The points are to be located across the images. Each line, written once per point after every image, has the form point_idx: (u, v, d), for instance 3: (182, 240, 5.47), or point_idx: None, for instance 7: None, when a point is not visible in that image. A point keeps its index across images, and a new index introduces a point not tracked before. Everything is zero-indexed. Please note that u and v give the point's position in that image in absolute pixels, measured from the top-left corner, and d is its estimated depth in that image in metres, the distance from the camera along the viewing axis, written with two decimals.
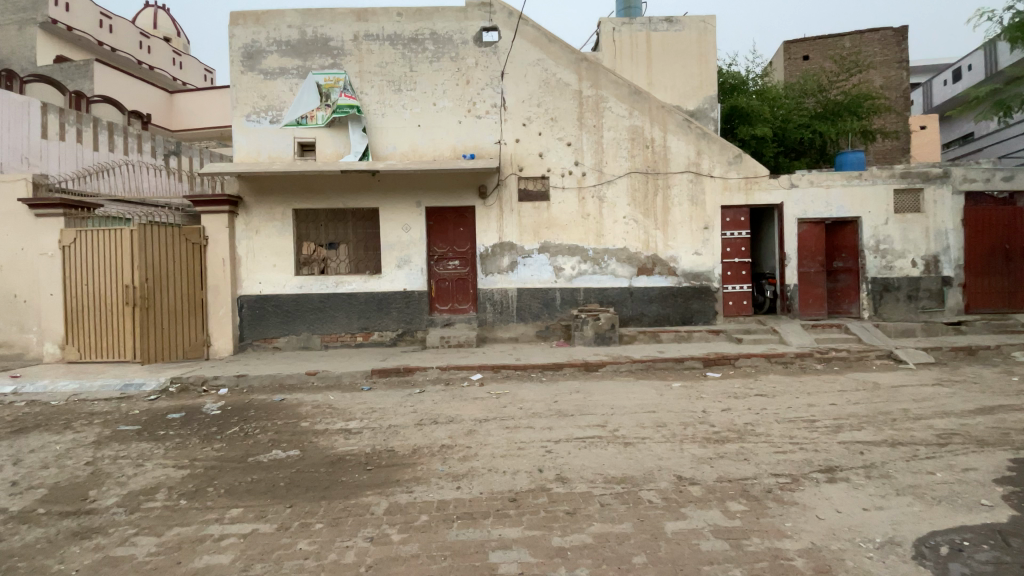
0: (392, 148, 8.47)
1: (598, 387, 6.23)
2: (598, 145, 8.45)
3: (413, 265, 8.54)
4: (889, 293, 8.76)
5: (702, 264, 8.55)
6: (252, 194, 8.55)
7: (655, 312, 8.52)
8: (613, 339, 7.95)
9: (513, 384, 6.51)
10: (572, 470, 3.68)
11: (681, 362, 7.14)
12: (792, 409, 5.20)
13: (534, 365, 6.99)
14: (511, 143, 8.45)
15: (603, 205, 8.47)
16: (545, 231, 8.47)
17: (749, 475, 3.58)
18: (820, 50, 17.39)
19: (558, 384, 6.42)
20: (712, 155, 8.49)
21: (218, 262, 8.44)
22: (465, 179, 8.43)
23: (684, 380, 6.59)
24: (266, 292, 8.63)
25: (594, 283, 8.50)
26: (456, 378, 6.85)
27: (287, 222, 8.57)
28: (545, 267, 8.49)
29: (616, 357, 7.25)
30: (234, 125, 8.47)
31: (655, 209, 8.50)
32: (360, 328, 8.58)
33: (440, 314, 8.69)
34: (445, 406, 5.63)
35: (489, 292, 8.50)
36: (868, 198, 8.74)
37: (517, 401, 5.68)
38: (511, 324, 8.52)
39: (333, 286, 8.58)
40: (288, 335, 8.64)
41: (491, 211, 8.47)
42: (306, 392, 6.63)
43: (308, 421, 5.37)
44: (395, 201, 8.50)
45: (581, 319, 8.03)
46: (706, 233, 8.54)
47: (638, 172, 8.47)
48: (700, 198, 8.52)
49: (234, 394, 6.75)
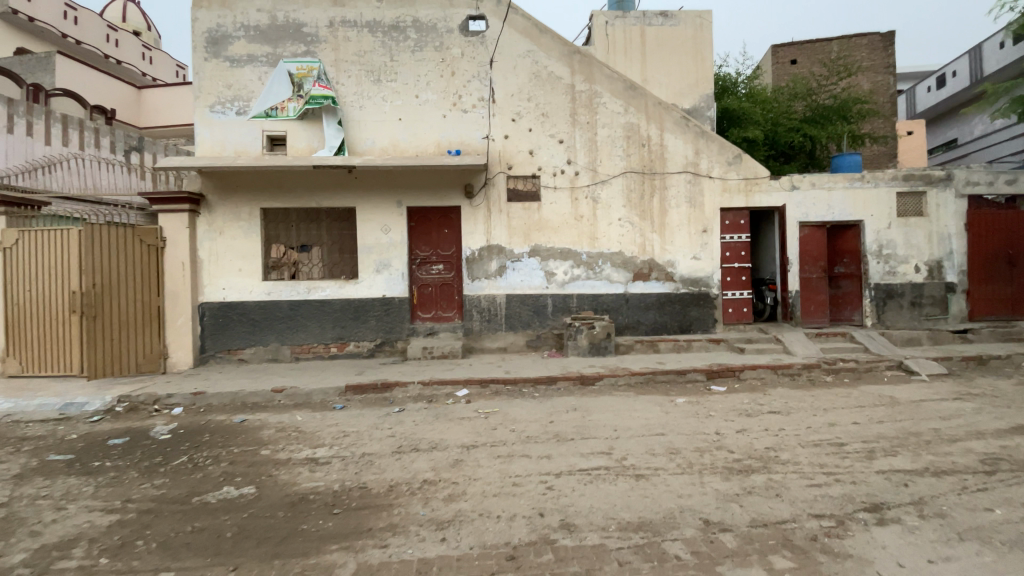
0: (371, 143, 7.83)
1: (597, 404, 5.66)
2: (592, 142, 7.94)
3: (393, 270, 7.89)
4: (893, 301, 8.41)
5: (701, 269, 8.07)
6: (216, 192, 7.82)
7: (653, 320, 8.00)
8: (609, 349, 7.42)
9: (502, 401, 5.90)
10: (580, 514, 3.10)
11: (684, 375, 6.62)
12: (813, 429, 4.71)
13: (525, 378, 6.39)
14: (499, 140, 7.88)
15: (597, 207, 7.94)
16: (535, 233, 7.91)
17: (787, 518, 3.05)
18: (808, 55, 17.28)
19: (553, 401, 5.84)
20: (711, 154, 8.04)
21: (178, 266, 7.69)
22: (450, 178, 7.83)
23: (688, 395, 6.07)
24: (230, 299, 7.89)
25: (588, 289, 7.96)
26: (439, 395, 6.20)
27: (255, 222, 7.86)
28: (536, 272, 7.93)
29: (614, 369, 6.70)
30: (196, 116, 7.74)
31: (651, 212, 8.00)
32: (335, 338, 7.89)
33: (422, 322, 8.04)
34: (427, 429, 5.00)
35: (476, 298, 7.90)
36: (871, 201, 8.39)
37: (509, 422, 5.08)
38: (499, 333, 7.92)
39: (305, 292, 7.88)
40: (255, 346, 7.90)
41: (478, 212, 7.88)
42: (271, 412, 5.92)
43: (270, 448, 4.68)
44: (374, 200, 7.86)
45: (574, 328, 7.47)
46: (705, 237, 8.08)
47: (634, 172, 7.97)
48: (698, 199, 8.06)
49: (189, 414, 6.00)
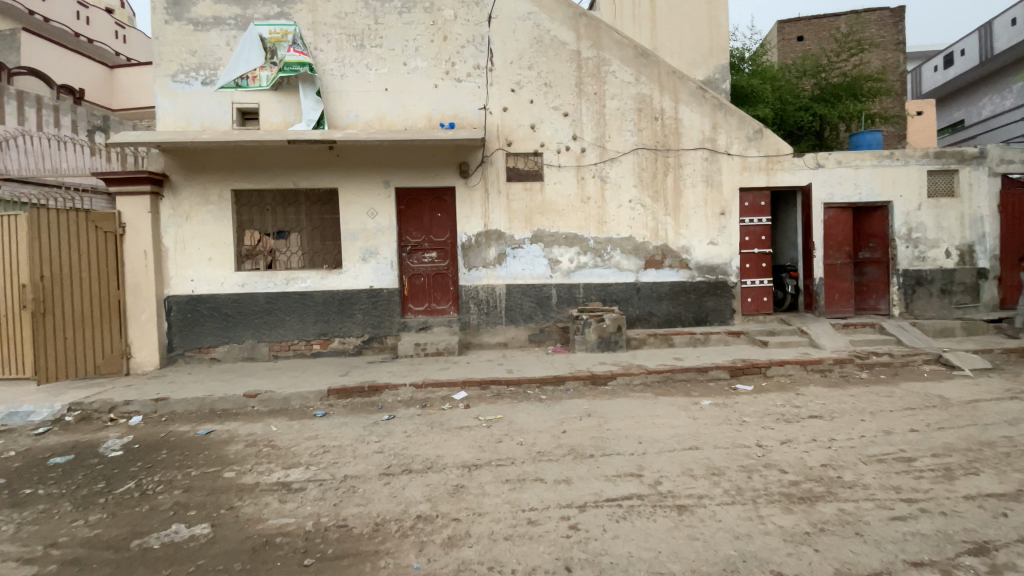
0: (354, 116, 7.03)
1: (613, 409, 5.00)
2: (600, 115, 7.18)
3: (381, 258, 7.14)
4: (922, 288, 7.80)
5: (719, 255, 7.39)
6: (181, 171, 6.99)
7: (666, 311, 7.33)
8: (620, 344, 6.75)
9: (506, 405, 5.21)
10: (618, 567, 2.44)
11: (705, 373, 5.97)
12: (868, 440, 4.09)
13: (530, 379, 5.70)
14: (497, 113, 7.10)
15: (605, 187, 7.21)
16: (538, 217, 7.18)
17: (880, 570, 2.40)
18: (815, 31, 16.48)
19: (564, 405, 5.16)
20: (730, 129, 7.34)
21: (139, 255, 6.88)
22: (443, 155, 7.05)
23: (713, 396, 5.43)
24: (200, 291, 7.10)
25: (595, 278, 7.26)
26: (434, 399, 5.50)
27: (225, 206, 7.05)
28: (539, 260, 7.21)
29: (627, 366, 6.04)
30: (156, 87, 6.88)
31: (665, 192, 7.29)
32: (318, 334, 7.16)
33: (414, 316, 7.31)
34: (421, 443, 4.30)
35: (473, 289, 7.18)
36: (900, 180, 7.74)
37: (515, 433, 4.41)
38: (499, 327, 7.22)
39: (283, 284, 7.12)
40: (228, 343, 7.14)
41: (474, 194, 7.13)
42: (242, 421, 5.19)
43: (234, 470, 3.96)
44: (358, 180, 7.08)
45: (582, 321, 6.77)
46: (723, 220, 7.40)
47: (646, 148, 7.24)
48: (716, 178, 7.36)
49: (148, 424, 5.24)
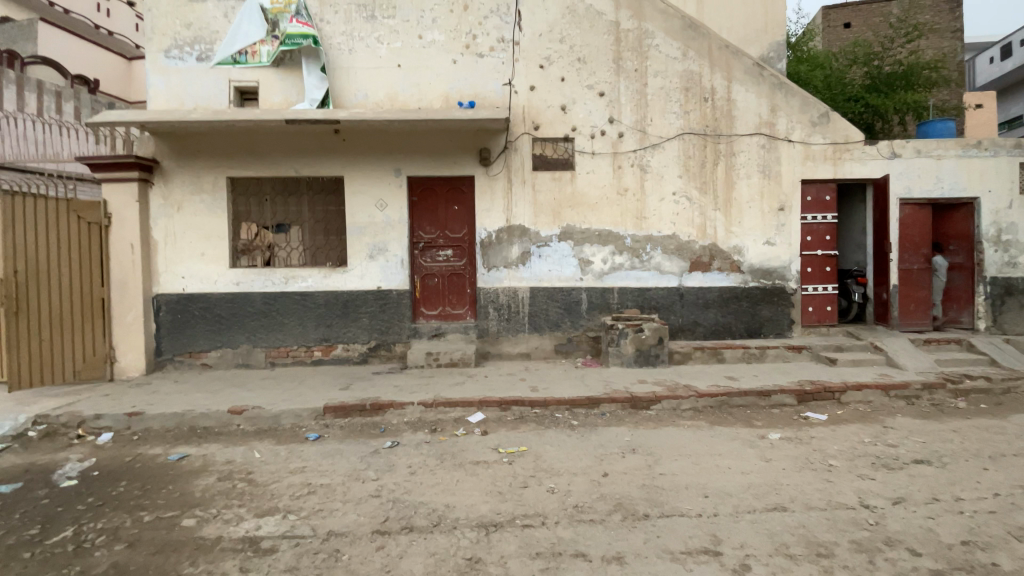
0: (363, 96, 6.25)
1: (662, 443, 4.11)
2: (641, 95, 6.28)
3: (391, 255, 6.36)
4: (1011, 299, 6.68)
5: (776, 257, 6.43)
6: (174, 157, 6.32)
7: (713, 321, 6.38)
8: (662, 359, 5.83)
9: (530, 433, 4.35)
10: None
11: (767, 398, 5.04)
12: (1008, 504, 3.13)
13: (558, 400, 4.83)
14: (524, 92, 6.24)
15: (645, 177, 6.29)
16: (568, 210, 6.30)
17: None
18: (864, 17, 15.16)
19: (600, 435, 4.30)
20: (791, 112, 6.38)
21: (126, 248, 6.21)
22: (461, 140, 6.23)
23: (781, 429, 4.49)
24: (191, 289, 6.40)
25: (631, 282, 6.34)
26: (446, 422, 4.67)
27: (219, 196, 6.36)
28: (568, 260, 6.33)
29: (673, 387, 5.13)
30: (147, 63, 6.20)
31: (715, 184, 6.34)
32: (319, 340, 6.41)
33: (426, 321, 6.50)
34: (427, 486, 3.47)
35: (492, 292, 6.33)
36: (989, 173, 6.61)
37: (544, 474, 3.55)
38: (521, 335, 6.36)
39: (282, 283, 6.39)
40: (222, 348, 6.44)
41: (496, 184, 6.28)
42: (222, 444, 4.44)
43: (196, 516, 3.18)
44: (367, 168, 6.30)
45: (617, 331, 5.85)
46: (782, 216, 6.43)
47: (694, 133, 6.31)
48: (774, 167, 6.40)
49: (117, 445, 4.52)
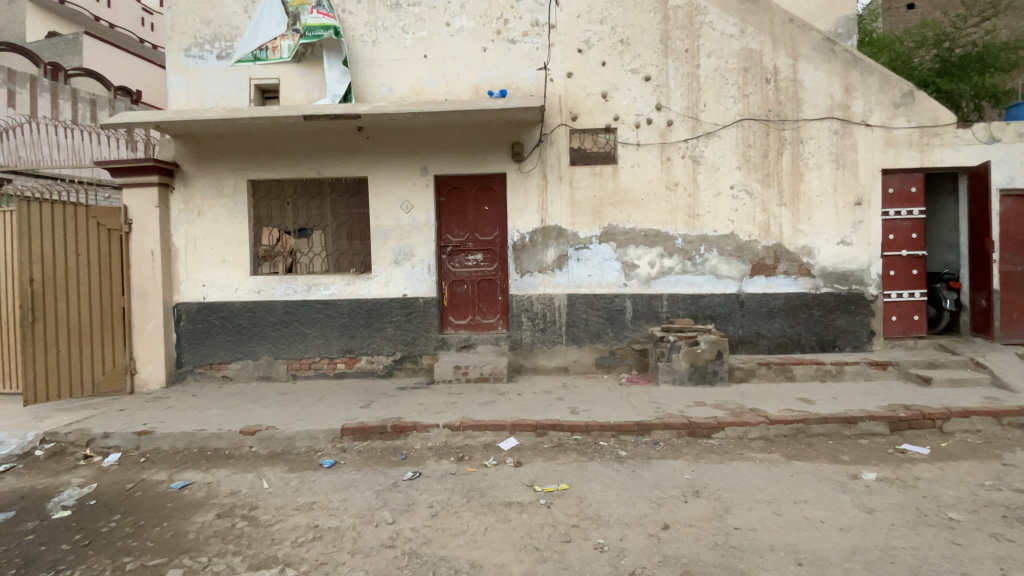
0: (387, 90, 5.83)
1: (731, 485, 3.43)
2: (692, 79, 5.59)
3: (417, 260, 5.90)
4: None
5: (852, 258, 5.60)
6: (194, 159, 6.07)
7: (779, 332, 5.60)
8: (720, 376, 5.11)
9: (571, 465, 3.75)
10: None
11: (852, 426, 4.29)
12: None
13: (602, 425, 4.20)
14: (560, 80, 5.66)
15: (698, 170, 5.59)
16: (609, 209, 5.66)
17: None
18: None
19: (654, 470, 3.65)
20: (868, 92, 5.56)
21: (146, 255, 6.00)
22: (492, 134, 5.69)
23: (875, 468, 3.73)
24: (212, 298, 6.12)
25: (682, 288, 5.65)
26: (474, 448, 4.12)
27: (240, 199, 6.06)
28: (610, 263, 5.69)
29: (738, 410, 4.41)
30: (168, 62, 5.98)
31: (779, 176, 5.58)
32: (342, 351, 6.00)
33: (454, 332, 5.98)
34: (451, 534, 2.93)
35: (526, 300, 5.76)
36: None
37: (589, 523, 2.95)
38: (558, 348, 5.75)
39: (304, 291, 6.02)
40: (242, 360, 6.12)
41: (530, 181, 5.72)
42: (231, 470, 4.04)
43: (185, 566, 2.74)
44: (392, 167, 5.86)
45: (668, 344, 5.16)
46: (859, 211, 5.60)
47: (754, 119, 5.57)
48: (849, 156, 5.59)
49: (123, 468, 4.19)
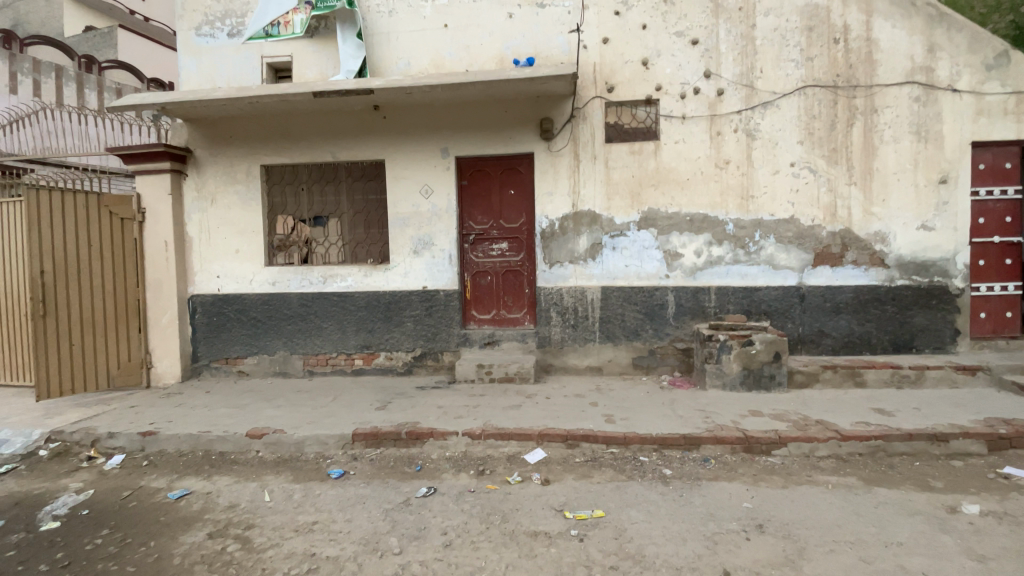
0: (406, 65, 5.37)
1: (801, 518, 2.86)
2: (747, 41, 4.90)
3: (437, 250, 5.46)
4: None
5: (934, 246, 4.84)
6: (206, 145, 5.77)
7: (845, 331, 4.91)
8: (778, 381, 4.50)
9: (607, 486, 3.25)
10: None
11: (942, 444, 3.62)
12: None
13: (643, 438, 3.67)
14: (595, 47, 5.06)
15: (753, 145, 4.92)
16: (650, 191, 5.06)
17: None
18: None
19: (705, 496, 3.11)
20: (955, 51, 4.74)
21: (160, 246, 5.77)
22: (519, 110, 5.16)
23: (977, 499, 3.08)
24: (227, 289, 5.86)
25: (733, 280, 5.02)
26: (497, 460, 3.67)
27: (253, 186, 5.75)
28: (650, 252, 5.10)
29: (801, 423, 3.80)
30: (178, 42, 5.68)
31: (848, 152, 4.85)
32: (359, 347, 5.64)
33: (477, 327, 5.53)
34: (464, 573, 2.48)
35: (556, 293, 5.24)
36: None
37: (630, 566, 2.45)
38: (591, 346, 5.22)
39: (319, 283, 5.68)
40: (258, 354, 5.85)
41: (560, 162, 5.17)
42: (234, 478, 3.72)
43: None
44: (410, 149, 5.41)
45: (717, 344, 4.56)
46: (944, 191, 4.81)
47: (820, 86, 4.85)
48: (933, 127, 4.80)
49: (124, 472, 3.94)
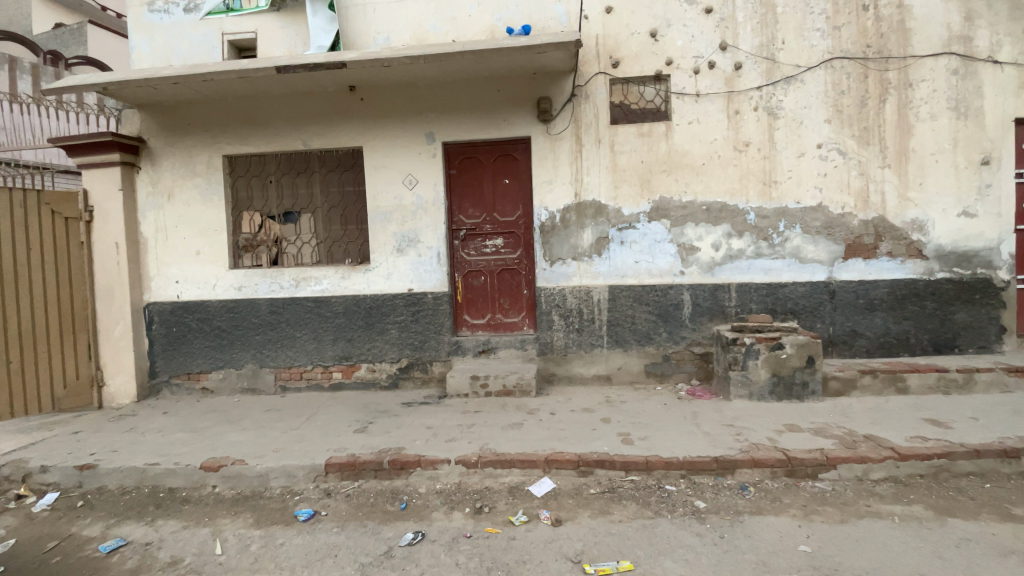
0: (385, 40, 4.78)
1: (874, 565, 2.32)
2: (766, 9, 4.39)
3: (424, 248, 4.88)
4: None
5: (976, 234, 4.37)
6: (161, 134, 5.13)
7: (880, 331, 4.42)
8: (811, 389, 3.98)
9: (631, 526, 2.70)
10: None
11: (1012, 461, 3.12)
12: None
13: (669, 463, 3.12)
14: (597, 17, 4.51)
15: (775, 125, 4.41)
16: (661, 178, 4.53)
17: None
18: None
19: (753, 536, 2.56)
20: (996, 19, 4.27)
21: (110, 248, 5.10)
22: (513, 88, 4.60)
23: None
24: (187, 296, 5.22)
25: (754, 276, 4.50)
26: (497, 494, 3.10)
27: (215, 179, 5.13)
28: (661, 247, 4.57)
29: (849, 440, 3.28)
30: (128, 18, 5.03)
31: (880, 131, 4.36)
32: (337, 358, 5.03)
33: (470, 333, 4.95)
34: None
35: (558, 294, 4.69)
36: None
37: None
38: (598, 353, 4.67)
39: (292, 287, 5.07)
40: (223, 368, 5.21)
41: (560, 146, 4.61)
42: (184, 521, 3.11)
43: None
44: (391, 134, 4.83)
45: (743, 349, 4.02)
46: (986, 173, 4.34)
47: (848, 58, 4.35)
48: (973, 101, 4.32)
49: (54, 516, 3.30)
